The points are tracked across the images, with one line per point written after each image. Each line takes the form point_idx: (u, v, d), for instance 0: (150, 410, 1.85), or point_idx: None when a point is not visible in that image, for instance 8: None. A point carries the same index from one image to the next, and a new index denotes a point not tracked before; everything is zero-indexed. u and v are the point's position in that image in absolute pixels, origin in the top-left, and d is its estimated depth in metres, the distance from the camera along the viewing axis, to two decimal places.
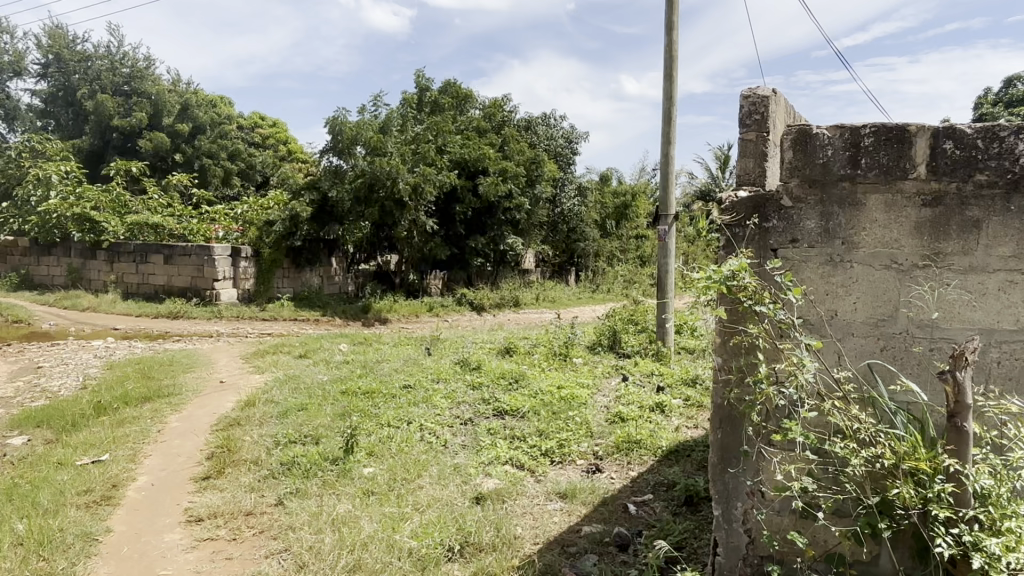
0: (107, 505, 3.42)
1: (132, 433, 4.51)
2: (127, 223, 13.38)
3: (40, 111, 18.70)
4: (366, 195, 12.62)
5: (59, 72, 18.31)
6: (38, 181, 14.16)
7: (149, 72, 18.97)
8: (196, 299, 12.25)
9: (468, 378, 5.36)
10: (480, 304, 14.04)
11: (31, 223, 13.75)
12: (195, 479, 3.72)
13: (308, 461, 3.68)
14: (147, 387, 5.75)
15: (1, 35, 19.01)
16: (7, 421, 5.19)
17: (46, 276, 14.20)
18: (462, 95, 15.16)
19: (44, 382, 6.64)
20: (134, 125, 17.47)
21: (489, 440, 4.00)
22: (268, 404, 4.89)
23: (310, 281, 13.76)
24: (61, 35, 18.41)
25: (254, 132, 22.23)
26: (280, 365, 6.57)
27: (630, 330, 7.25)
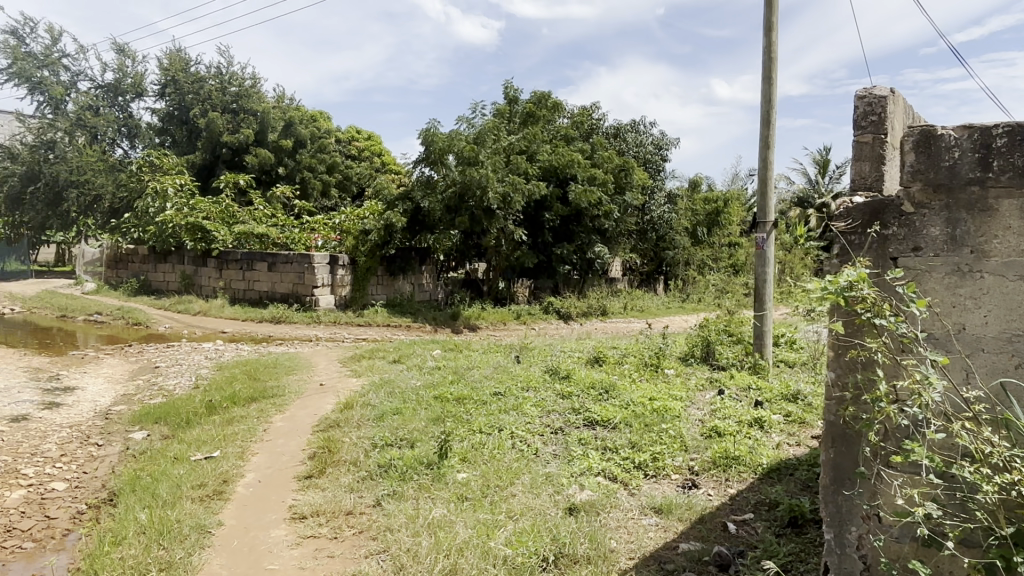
0: (218, 499, 3.60)
1: (240, 431, 4.75)
2: (235, 233, 14.17)
3: (158, 129, 20.04)
4: (456, 205, 12.86)
5: (175, 93, 19.39)
6: (157, 194, 15.24)
7: (255, 90, 20.02)
8: (297, 305, 12.82)
9: (558, 387, 5.34)
10: (567, 312, 14.00)
11: (150, 234, 14.79)
12: (298, 478, 3.87)
13: (403, 464, 3.76)
14: (253, 388, 6.06)
15: (126, 60, 20.55)
16: (130, 417, 5.59)
17: (162, 282, 15.22)
18: (552, 104, 15.19)
19: (161, 381, 7.11)
20: (241, 141, 18.64)
21: (580, 450, 3.97)
22: (364, 407, 5.04)
23: (402, 288, 14.13)
24: (177, 59, 19.56)
25: (351, 145, 23.17)
26: (375, 370, 6.76)
27: (724, 341, 7.02)
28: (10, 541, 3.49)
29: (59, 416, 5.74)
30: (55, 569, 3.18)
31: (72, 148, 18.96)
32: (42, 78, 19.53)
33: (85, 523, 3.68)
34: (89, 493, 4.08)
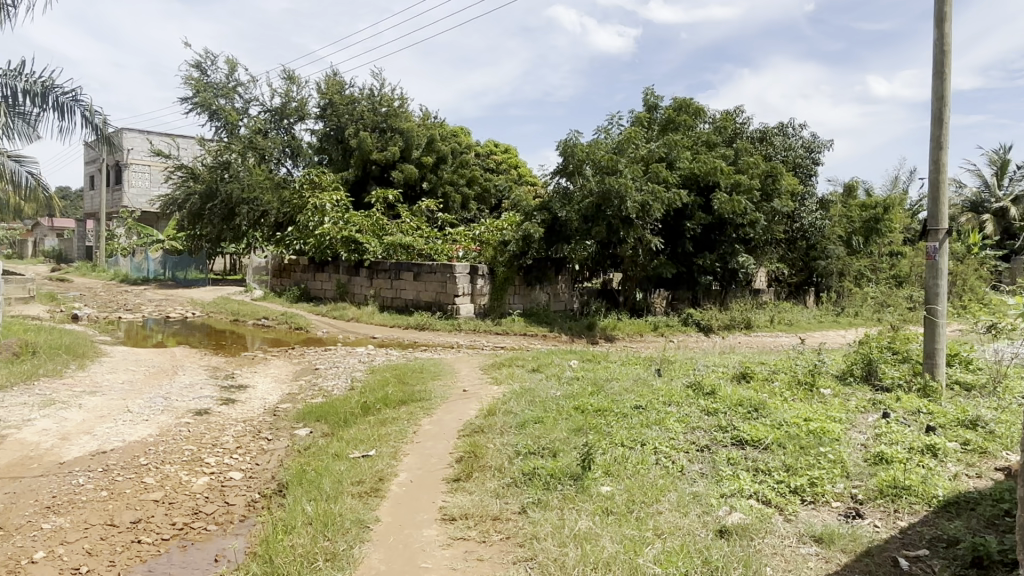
0: (375, 496, 3.81)
1: (392, 432, 5.02)
2: (384, 245, 14.99)
3: (317, 148, 21.67)
4: (594, 214, 12.80)
5: (332, 114, 20.90)
6: (316, 209, 16.47)
7: (403, 108, 21.13)
8: (440, 313, 13.35)
9: (703, 403, 5.15)
10: (708, 325, 13.55)
11: (311, 245, 16.02)
12: (446, 480, 4.02)
13: (548, 474, 3.79)
14: (403, 391, 6.38)
15: (291, 86, 22.44)
16: (295, 414, 6.07)
17: (320, 290, 16.43)
18: (693, 110, 14.80)
19: (321, 381, 7.67)
20: (390, 158, 19.78)
21: (730, 471, 3.81)
22: (506, 414, 5.14)
23: (539, 298, 14.31)
24: (333, 83, 20.95)
25: (490, 158, 23.92)
26: (516, 378, 6.87)
27: (888, 360, 6.47)
28: (197, 521, 3.89)
29: (235, 411, 6.34)
30: (235, 551, 3.52)
31: (244, 167, 20.95)
32: (220, 106, 21.74)
33: (258, 511, 4.04)
34: (261, 483, 4.47)
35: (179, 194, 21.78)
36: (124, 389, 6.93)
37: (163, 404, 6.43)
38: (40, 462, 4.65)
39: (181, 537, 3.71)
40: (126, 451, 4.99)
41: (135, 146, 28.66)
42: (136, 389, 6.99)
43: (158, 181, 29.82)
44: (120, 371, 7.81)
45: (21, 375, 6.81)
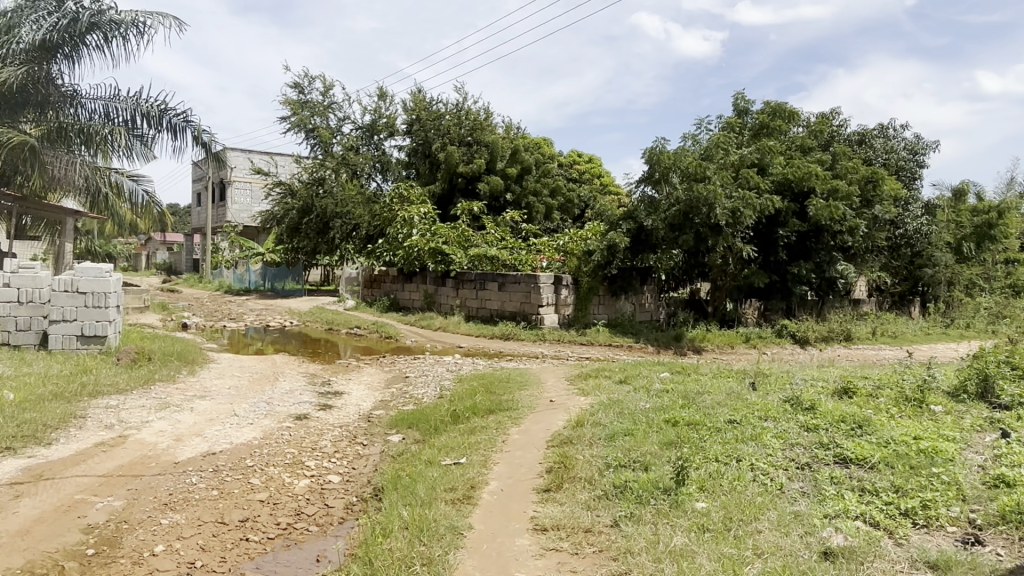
0: (468, 503, 3.88)
1: (482, 441, 5.08)
2: (469, 256, 15.23)
3: (405, 163, 22.31)
4: (681, 223, 12.56)
5: (420, 129, 21.46)
6: (404, 222, 16.96)
7: (488, 121, 21.47)
8: (524, 324, 13.41)
9: (802, 419, 4.94)
10: (804, 336, 12.99)
11: (399, 256, 16.49)
12: (537, 490, 4.03)
13: (641, 487, 3.74)
14: (491, 400, 6.46)
15: (382, 103, 23.24)
16: (388, 421, 6.25)
17: (408, 300, 16.86)
18: (787, 114, 14.32)
19: (411, 389, 7.86)
20: (475, 170, 20.10)
21: (834, 490, 3.64)
22: (595, 426, 5.10)
23: (624, 308, 14.15)
24: (421, 99, 21.55)
25: (573, 168, 23.99)
26: (603, 389, 6.81)
27: (1007, 375, 6.00)
28: (299, 522, 4.08)
29: (331, 417, 6.60)
30: (336, 552, 3.66)
31: (337, 183, 21.85)
32: (316, 124, 22.78)
33: (355, 514, 4.19)
34: (358, 487, 4.63)
35: (278, 209, 22.94)
36: (230, 394, 7.34)
37: (266, 409, 6.77)
38: (157, 461, 4.99)
39: (285, 536, 3.89)
40: (233, 452, 5.28)
41: (238, 165, 30.44)
42: (241, 394, 7.40)
43: (258, 198, 31.52)
44: (226, 377, 8.28)
45: (140, 380, 7.33)
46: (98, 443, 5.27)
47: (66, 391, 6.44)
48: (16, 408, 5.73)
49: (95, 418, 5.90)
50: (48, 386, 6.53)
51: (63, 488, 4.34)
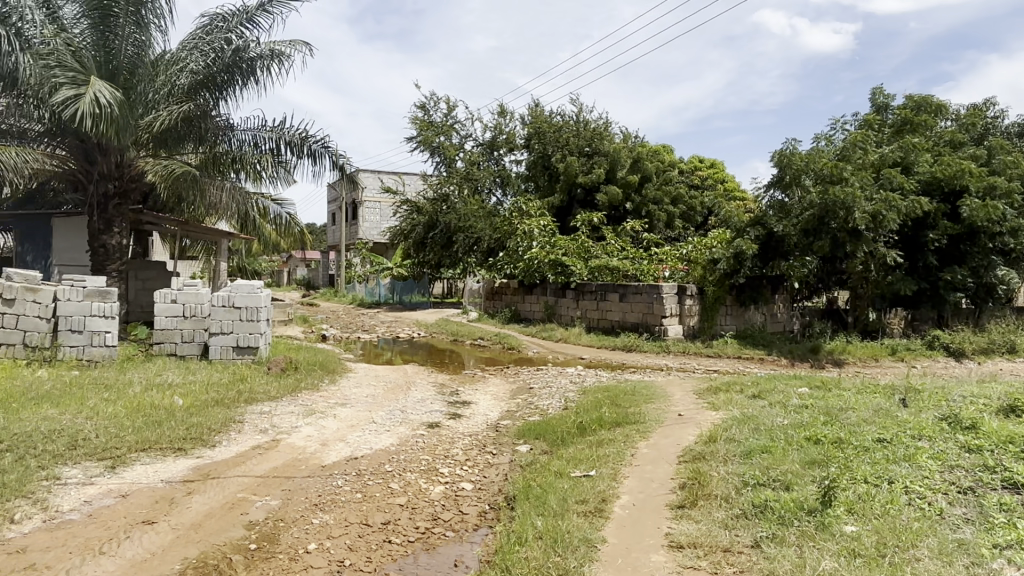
0: (600, 516, 3.87)
1: (611, 454, 5.06)
2: (590, 267, 15.22)
3: (524, 176, 22.63)
4: (816, 228, 11.92)
5: (538, 142, 21.71)
6: (525, 234, 17.21)
7: (607, 131, 21.39)
8: (648, 335, 13.18)
9: (962, 439, 4.54)
10: (959, 348, 11.94)
11: (520, 269, 16.77)
12: (670, 507, 3.95)
13: (782, 508, 3.58)
14: (618, 413, 6.42)
15: (502, 118, 23.80)
16: (516, 431, 6.38)
17: (529, 312, 17.06)
18: (933, 108, 13.29)
19: (537, 400, 7.95)
20: (594, 181, 20.06)
21: (1004, 518, 3.30)
22: (730, 442, 4.94)
23: (753, 318, 13.61)
24: (540, 113, 21.85)
25: (695, 175, 23.47)
26: (735, 404, 6.57)
27: None
28: (437, 526, 4.24)
29: (461, 426, 6.80)
30: (472, 558, 3.79)
31: (460, 199, 22.57)
32: (441, 143, 23.65)
33: (490, 521, 4.30)
34: (490, 495, 4.75)
35: (405, 226, 24.00)
36: (367, 402, 7.76)
37: (401, 417, 7.10)
38: (307, 464, 5.37)
39: (424, 540, 4.05)
40: (373, 458, 5.58)
41: (369, 185, 32.19)
42: (377, 402, 7.79)
43: (387, 215, 33.15)
44: (363, 386, 8.76)
45: (288, 388, 7.90)
46: (255, 446, 5.74)
47: (225, 397, 7.05)
48: (185, 413, 6.36)
49: (252, 422, 6.44)
50: (210, 392, 7.19)
51: (227, 487, 4.76)
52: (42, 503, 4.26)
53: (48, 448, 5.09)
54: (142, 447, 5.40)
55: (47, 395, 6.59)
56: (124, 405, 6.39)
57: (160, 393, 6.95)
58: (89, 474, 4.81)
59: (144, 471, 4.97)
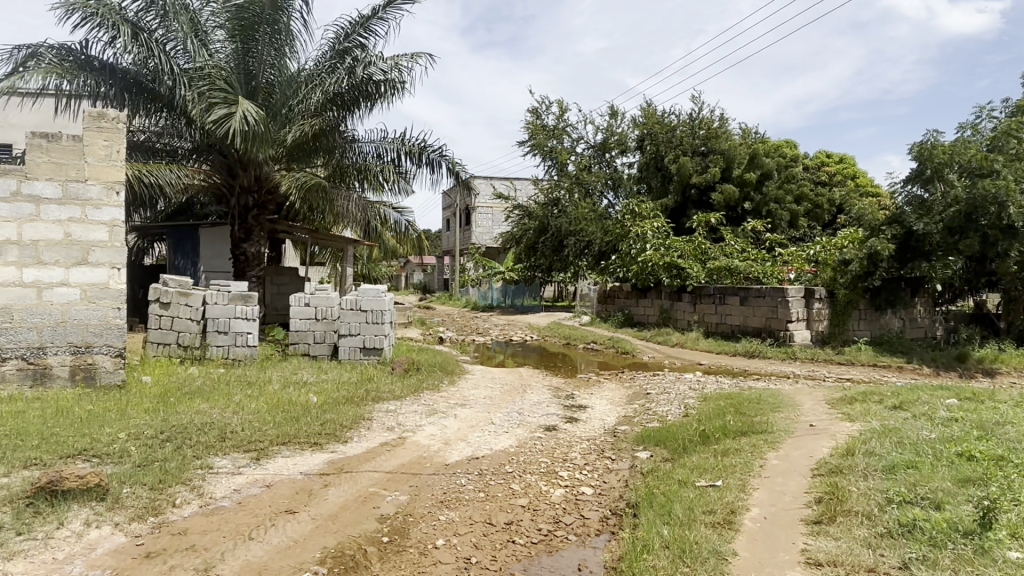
0: (729, 528, 3.75)
1: (737, 464, 4.88)
2: (708, 269, 14.78)
3: (636, 178, 22.29)
4: (962, 225, 10.96)
5: (651, 143, 21.23)
6: (638, 237, 16.91)
7: (724, 128, 20.65)
8: (771, 340, 12.60)
9: None
10: None
11: (634, 272, 16.52)
12: (805, 522, 3.76)
13: (934, 528, 3.31)
14: (743, 422, 6.18)
15: (613, 120, 23.55)
16: (635, 437, 6.31)
17: (643, 316, 16.78)
18: None
19: (656, 406, 7.80)
20: (710, 181, 19.42)
21: None
22: (869, 456, 4.63)
23: (890, 323, 12.74)
24: (653, 113, 21.39)
25: (821, 171, 22.27)
26: (873, 415, 6.14)
27: None
28: (558, 529, 4.26)
29: (579, 430, 6.78)
30: (596, 563, 3.78)
31: (572, 203, 22.59)
32: (552, 147, 23.77)
33: (612, 528, 4.27)
34: (612, 501, 4.72)
35: (517, 230, 24.29)
36: (486, 403, 7.91)
37: (519, 419, 7.18)
38: (431, 461, 5.56)
39: (547, 542, 4.08)
40: (494, 458, 5.68)
41: (481, 192, 32.89)
42: (495, 403, 7.94)
43: (499, 220, 33.73)
44: (481, 388, 8.94)
45: (411, 388, 8.21)
46: (383, 443, 6.01)
47: (354, 396, 7.43)
48: (320, 409, 6.76)
49: (379, 420, 6.74)
50: (340, 391, 7.60)
51: (359, 481, 5.01)
52: (198, 489, 4.66)
53: (201, 439, 5.57)
54: (282, 440, 5.79)
55: (198, 391, 7.19)
56: (265, 401, 6.87)
57: (297, 391, 7.42)
58: (237, 464, 5.21)
59: (286, 463, 5.33)
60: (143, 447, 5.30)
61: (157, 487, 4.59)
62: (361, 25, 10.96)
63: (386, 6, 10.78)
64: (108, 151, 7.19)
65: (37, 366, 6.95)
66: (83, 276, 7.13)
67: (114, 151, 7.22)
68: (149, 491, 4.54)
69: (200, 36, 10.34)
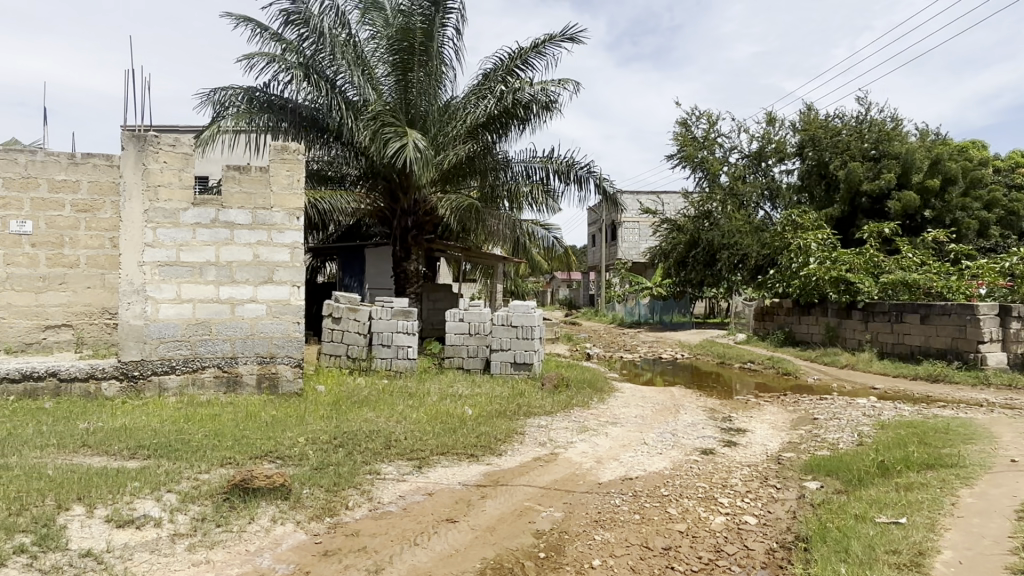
0: (917, 571, 3.39)
1: (924, 500, 4.42)
2: (881, 283, 13.68)
3: (798, 188, 21.25)
4: None
5: (814, 149, 19.96)
6: (801, 249, 15.92)
7: (898, 131, 18.97)
8: (958, 363, 11.36)
9: None
10: None
11: (795, 287, 15.54)
12: (1011, 570, 3.32)
13: None
14: (929, 454, 5.60)
15: (770, 127, 22.46)
16: (802, 464, 5.93)
17: (807, 334, 15.75)
18: None
19: (824, 433, 7.26)
20: (883, 187, 17.98)
21: None
22: None
23: None
24: (816, 117, 20.09)
25: (1015, 173, 19.85)
26: None
27: None
28: (720, 559, 4.08)
29: (738, 455, 6.47)
30: None
31: (724, 215, 21.76)
32: (703, 158, 23.05)
33: (779, 561, 4.02)
34: (778, 533, 4.45)
35: (666, 244, 23.75)
36: (638, 422, 7.77)
37: (673, 440, 6.98)
38: (584, 479, 5.54)
39: (708, 571, 3.92)
40: (649, 480, 5.56)
41: (628, 207, 32.54)
42: (647, 423, 7.77)
43: (646, 235, 33.18)
44: (632, 406, 8.80)
45: (563, 404, 8.26)
46: (536, 458, 6.08)
47: (507, 410, 7.59)
48: (475, 422, 6.97)
49: (532, 435, 6.83)
50: (494, 404, 7.80)
51: (515, 495, 5.10)
52: (368, 494, 4.96)
53: (369, 446, 5.94)
54: (442, 450, 6.04)
55: (365, 400, 7.69)
56: (425, 412, 7.20)
57: (454, 403, 7.72)
58: (402, 472, 5.50)
59: (446, 473, 5.54)
60: (319, 450, 5.75)
61: (333, 490, 4.95)
62: (513, 51, 11.22)
63: (545, 42, 11.06)
64: (290, 180, 7.93)
65: (230, 374, 7.77)
66: (268, 294, 7.90)
67: (294, 180, 7.95)
68: (326, 493, 4.91)
69: (366, 72, 11.10)
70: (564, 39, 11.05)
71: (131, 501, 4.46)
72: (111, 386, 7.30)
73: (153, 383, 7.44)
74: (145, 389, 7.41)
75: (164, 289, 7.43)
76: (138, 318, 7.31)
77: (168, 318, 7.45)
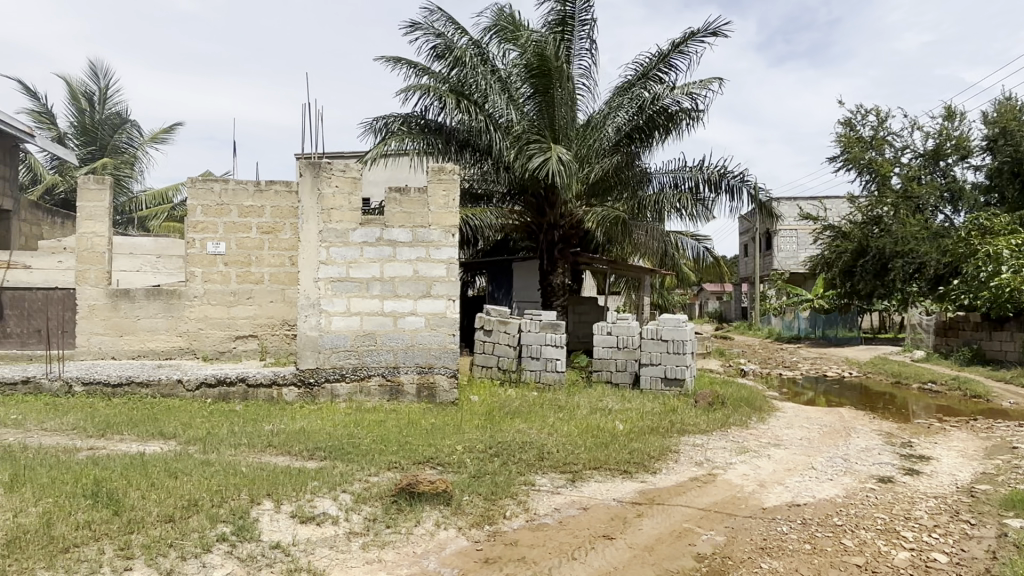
0: None
1: None
2: None
3: (986, 188, 19.17)
4: None
5: (1006, 145, 17.84)
6: (991, 258, 14.30)
7: None
8: None
9: None
10: None
11: (984, 299, 13.88)
12: None
13: None
14: None
15: (950, 123, 20.44)
16: (1002, 499, 5.29)
17: (999, 351, 14.06)
18: None
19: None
20: None
21: None
22: None
23: None
24: (1008, 109, 17.97)
25: None
26: None
27: None
28: None
29: (923, 485, 5.89)
30: None
31: (896, 220, 20.05)
32: (871, 159, 21.38)
33: None
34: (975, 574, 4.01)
35: (828, 253, 22.22)
36: (804, 445, 7.29)
37: (845, 466, 6.49)
38: (747, 503, 5.30)
39: None
40: (819, 507, 5.21)
41: (786, 214, 30.81)
42: (814, 446, 7.27)
43: (806, 243, 31.29)
44: (796, 427, 8.28)
45: (718, 422, 7.94)
46: (693, 478, 5.90)
47: (659, 426, 7.43)
48: (628, 437, 6.91)
49: (687, 454, 6.64)
50: (646, 420, 7.67)
51: (673, 515, 4.98)
52: (525, 504, 5.06)
53: (523, 457, 6.06)
54: (595, 465, 6.02)
55: (517, 412, 7.84)
56: (576, 425, 7.22)
57: (604, 418, 7.69)
58: (556, 484, 5.55)
59: (600, 488, 5.52)
60: (476, 459, 5.94)
61: (491, 498, 5.10)
62: (653, 54, 11.10)
63: (687, 41, 10.81)
64: (446, 200, 8.30)
65: (393, 383, 8.23)
66: (427, 307, 8.29)
67: (450, 199, 8.31)
68: (485, 501, 5.07)
69: (509, 92, 11.43)
70: (706, 35, 10.76)
71: (312, 499, 4.87)
72: (291, 392, 8.02)
73: (327, 389, 8.07)
74: (320, 395, 8.06)
75: (335, 303, 8.06)
76: (314, 330, 7.99)
77: (339, 330, 8.06)
